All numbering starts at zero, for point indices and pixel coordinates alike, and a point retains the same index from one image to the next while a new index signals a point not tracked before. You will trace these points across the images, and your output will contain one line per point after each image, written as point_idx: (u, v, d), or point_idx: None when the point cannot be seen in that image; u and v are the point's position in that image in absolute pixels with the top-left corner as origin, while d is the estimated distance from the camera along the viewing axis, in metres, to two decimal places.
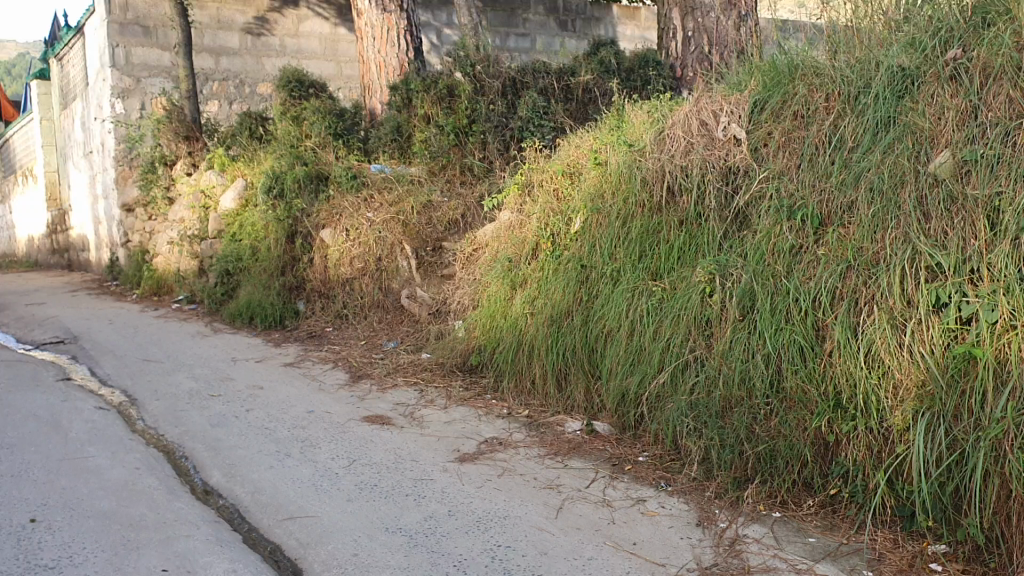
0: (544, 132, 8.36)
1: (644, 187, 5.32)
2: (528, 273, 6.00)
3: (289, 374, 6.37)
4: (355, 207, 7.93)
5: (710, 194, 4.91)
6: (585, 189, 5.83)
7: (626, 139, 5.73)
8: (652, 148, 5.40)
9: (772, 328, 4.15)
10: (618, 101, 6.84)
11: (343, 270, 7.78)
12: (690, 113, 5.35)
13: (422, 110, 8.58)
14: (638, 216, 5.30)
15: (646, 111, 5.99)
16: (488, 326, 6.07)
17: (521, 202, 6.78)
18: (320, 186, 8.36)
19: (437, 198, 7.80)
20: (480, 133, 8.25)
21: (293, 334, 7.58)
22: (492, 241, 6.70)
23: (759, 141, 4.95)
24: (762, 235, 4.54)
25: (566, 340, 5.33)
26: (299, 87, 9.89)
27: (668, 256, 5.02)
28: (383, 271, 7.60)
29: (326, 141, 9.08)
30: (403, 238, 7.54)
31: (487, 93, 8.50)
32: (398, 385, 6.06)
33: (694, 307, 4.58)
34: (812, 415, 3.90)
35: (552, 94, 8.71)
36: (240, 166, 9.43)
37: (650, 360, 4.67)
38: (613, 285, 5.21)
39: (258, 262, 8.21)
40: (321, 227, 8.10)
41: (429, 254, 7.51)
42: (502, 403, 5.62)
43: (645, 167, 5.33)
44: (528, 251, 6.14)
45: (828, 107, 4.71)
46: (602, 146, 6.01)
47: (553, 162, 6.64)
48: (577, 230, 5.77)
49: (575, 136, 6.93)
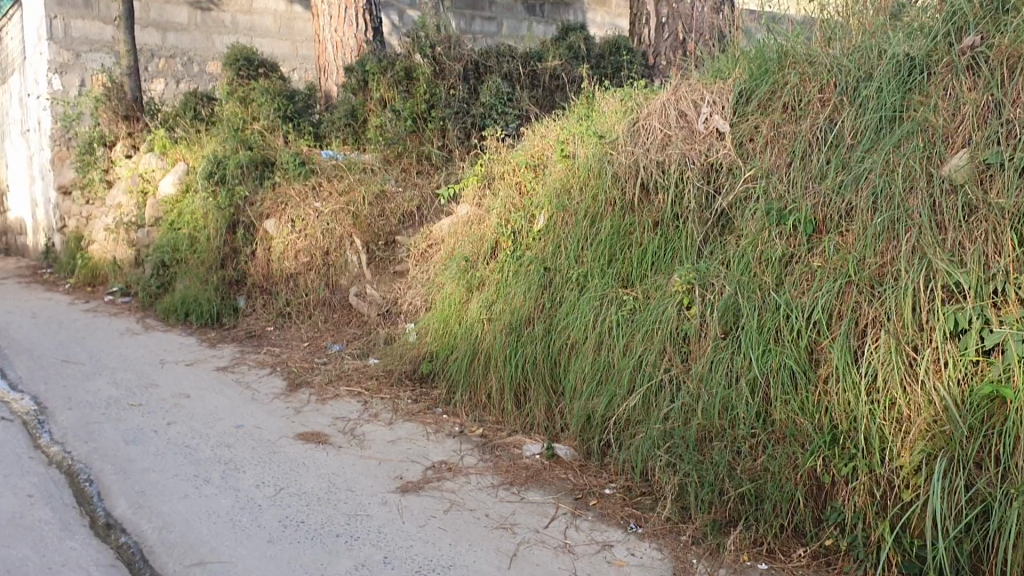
0: (507, 120, 7.78)
1: (615, 183, 4.77)
2: (486, 274, 5.45)
3: (222, 381, 5.77)
4: (302, 196, 7.36)
5: (689, 193, 4.38)
6: (551, 184, 5.28)
7: (595, 129, 5.19)
8: (623, 139, 4.86)
9: (759, 348, 3.66)
10: (588, 88, 6.30)
11: (288, 264, 7.18)
12: (667, 102, 4.81)
13: (378, 95, 7.94)
14: (608, 216, 4.73)
15: (619, 99, 5.47)
16: (441, 332, 5.51)
17: (481, 195, 6.24)
18: (266, 174, 7.76)
19: (390, 188, 7.28)
20: (439, 119, 7.67)
21: (230, 333, 6.98)
22: (448, 238, 6.17)
23: (744, 134, 4.43)
24: (748, 242, 4.04)
25: (526, 352, 4.80)
26: (247, 66, 9.24)
27: (640, 261, 4.49)
28: (331, 266, 7.03)
29: (275, 125, 8.47)
30: (353, 231, 7.00)
31: (448, 77, 7.86)
32: (340, 396, 5.49)
33: (670, 321, 4.07)
34: (805, 451, 3.42)
35: (517, 81, 8.09)
36: (182, 149, 8.79)
37: (620, 379, 4.15)
38: (579, 292, 4.68)
39: (196, 253, 7.58)
40: (265, 217, 7.49)
41: (382, 249, 6.97)
42: (453, 419, 5.08)
43: (616, 160, 4.80)
44: (487, 251, 5.58)
45: (822, 99, 4.23)
46: (569, 136, 5.47)
47: (517, 153, 6.08)
48: (540, 229, 5.23)
49: (541, 124, 6.39)
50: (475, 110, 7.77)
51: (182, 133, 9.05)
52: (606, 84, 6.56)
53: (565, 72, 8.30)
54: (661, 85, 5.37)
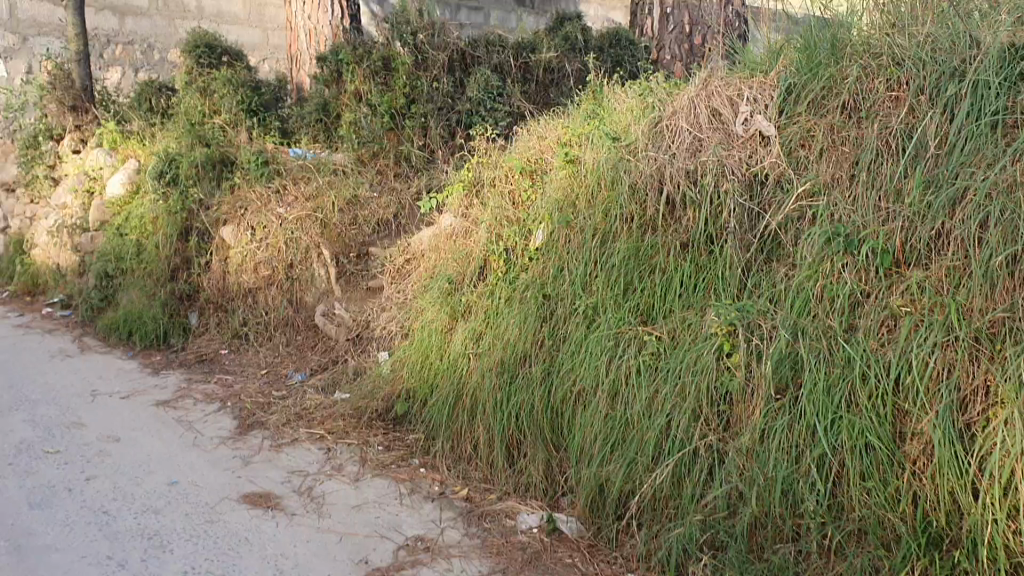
0: (496, 117, 6.89)
1: (633, 196, 3.93)
2: (473, 299, 4.60)
3: (161, 421, 4.90)
4: (264, 200, 6.51)
5: (727, 210, 3.57)
6: (552, 193, 4.44)
7: (604, 129, 4.36)
8: (642, 143, 4.03)
9: (825, 415, 2.88)
10: (594, 81, 5.44)
11: (245, 277, 6.32)
12: (695, 97, 3.96)
13: (352, 87, 7.05)
14: (623, 236, 3.90)
15: (634, 94, 4.64)
16: (419, 366, 4.65)
17: (467, 204, 5.36)
18: (225, 174, 6.88)
19: (364, 193, 6.45)
20: (419, 116, 6.82)
21: (178, 357, 6.11)
22: (428, 253, 5.33)
23: (796, 141, 3.62)
24: (805, 275, 3.25)
25: (522, 398, 3.97)
26: (207, 52, 8.31)
27: (662, 291, 3.67)
28: (295, 281, 6.17)
29: (237, 119, 7.58)
30: (321, 241, 6.17)
31: (431, 67, 6.91)
32: (297, 441, 4.63)
33: (706, 372, 3.26)
34: (893, 556, 2.67)
35: (507, 73, 7.13)
36: (133, 145, 7.88)
37: (642, 442, 3.33)
38: (588, 328, 3.84)
39: (143, 263, 6.68)
40: (222, 224, 6.63)
41: (353, 262, 6.14)
42: (432, 475, 4.23)
43: (634, 168, 3.96)
44: (474, 271, 4.74)
45: (892, 98, 3.44)
46: (575, 137, 4.63)
47: (512, 156, 5.22)
48: (538, 247, 4.41)
49: (539, 122, 5.57)
50: (460, 107, 6.91)
51: (134, 126, 8.11)
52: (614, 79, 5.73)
53: (559, 65, 7.35)
54: (685, 78, 4.52)
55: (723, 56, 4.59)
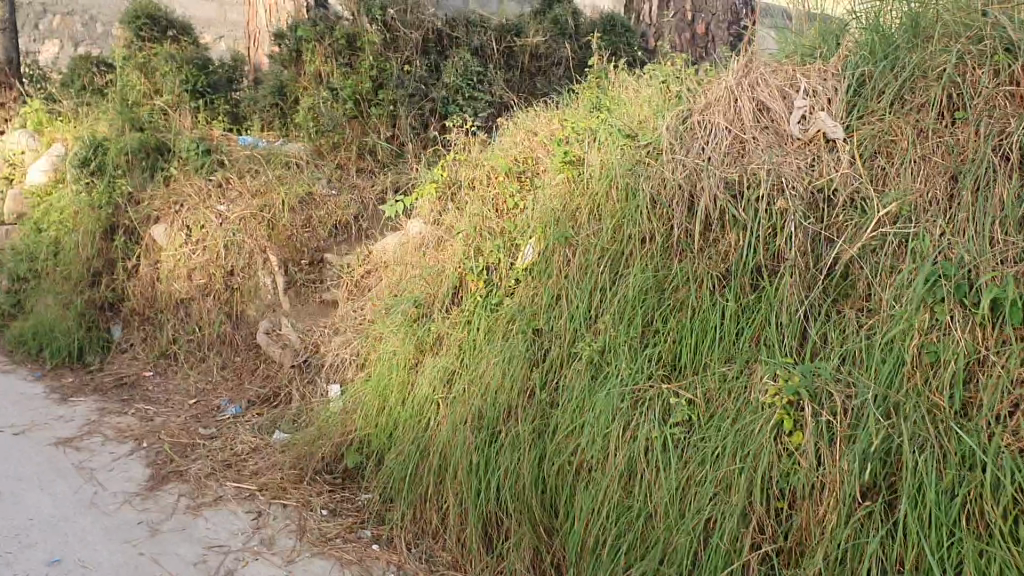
0: (475, 107, 5.99)
1: (654, 209, 3.04)
2: (443, 328, 3.72)
3: (55, 468, 3.96)
4: (202, 195, 5.61)
5: (787, 236, 2.71)
6: (546, 202, 3.57)
7: (613, 123, 3.49)
8: (666, 141, 3.12)
9: (938, 537, 2.13)
10: (597, 64, 4.54)
11: (176, 286, 5.39)
12: (736, 86, 3.08)
13: (312, 68, 6.06)
14: (640, 260, 3.01)
15: (653, 83, 3.75)
16: (375, 411, 3.74)
17: (440, 210, 4.45)
18: (159, 164, 5.94)
19: (320, 189, 5.54)
20: (389, 102, 5.88)
21: (94, 380, 5.18)
22: (392, 266, 4.45)
23: (875, 145, 2.75)
24: (893, 328, 2.41)
25: (506, 463, 3.10)
26: (150, 23, 7.20)
27: (691, 335, 2.80)
28: (234, 291, 5.29)
29: (180, 101, 6.60)
30: (267, 245, 5.26)
31: (402, 48, 5.94)
32: (222, 501, 3.73)
33: (761, 459, 2.43)
34: None
35: (490, 58, 6.22)
36: (60, 126, 6.90)
37: (673, 549, 2.52)
38: (593, 380, 2.95)
39: (59, 264, 5.72)
40: (153, 222, 5.69)
41: (305, 270, 5.25)
42: (387, 555, 3.34)
43: (659, 172, 3.06)
44: (446, 294, 3.85)
45: (1010, 95, 2.59)
46: (576, 131, 3.74)
47: (498, 154, 4.31)
48: (528, 269, 3.54)
49: (528, 114, 4.69)
50: (433, 93, 5.97)
51: (63, 105, 7.10)
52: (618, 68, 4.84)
53: (548, 51, 6.44)
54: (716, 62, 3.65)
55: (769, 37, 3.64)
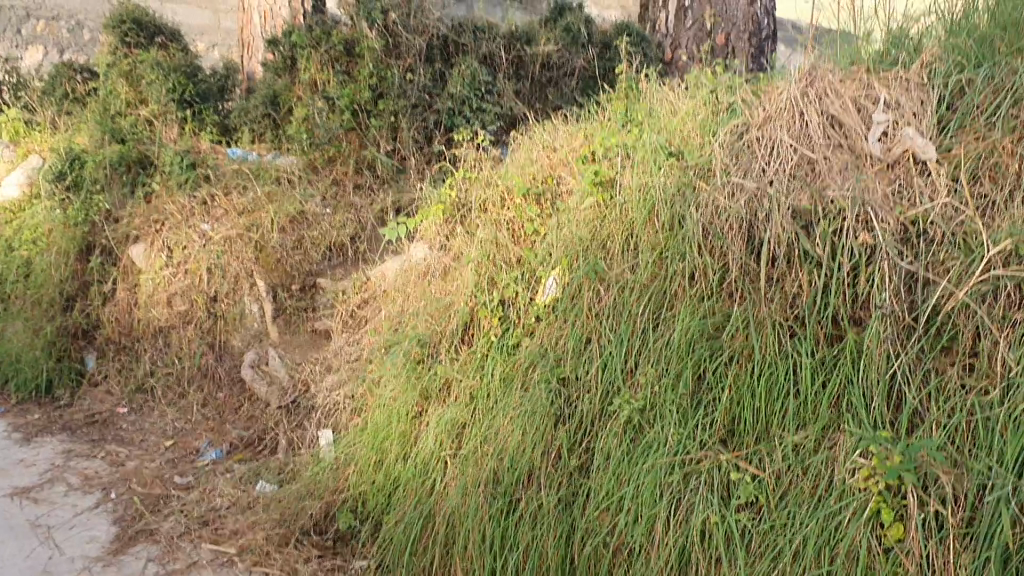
0: (483, 119, 5.48)
1: (703, 243, 2.59)
2: (450, 371, 3.25)
3: (6, 526, 3.48)
4: (186, 212, 5.15)
5: (877, 279, 2.25)
6: (571, 230, 3.11)
7: (652, 138, 3.02)
8: (718, 161, 2.69)
9: None
10: (624, 73, 4.06)
11: (156, 312, 4.92)
12: (801, 97, 2.63)
13: (306, 77, 5.53)
14: (688, 304, 2.54)
15: (695, 94, 3.27)
16: (372, 466, 3.26)
17: (449, 234, 3.98)
18: (141, 179, 5.47)
19: (313, 207, 5.07)
20: (389, 113, 5.34)
21: (63, 417, 4.70)
22: (392, 294, 3.98)
23: (979, 166, 2.27)
24: (1016, 398, 1.96)
25: (527, 539, 2.62)
26: (136, 28, 6.63)
27: (752, 395, 2.33)
28: (219, 318, 4.82)
29: (166, 110, 6.10)
30: (255, 268, 4.83)
31: (405, 56, 5.40)
32: (195, 567, 3.23)
33: (853, 559, 2.00)
34: None
35: (499, 68, 5.73)
36: (37, 137, 6.43)
37: None
38: (631, 445, 2.48)
39: (29, 287, 5.24)
40: (132, 242, 5.23)
41: (296, 296, 4.79)
42: None
43: (710, 197, 2.61)
44: (454, 331, 3.38)
45: None
46: (606, 148, 3.27)
47: (514, 172, 3.83)
48: (551, 306, 3.07)
49: (546, 129, 4.21)
50: (438, 105, 5.44)
51: (42, 115, 6.63)
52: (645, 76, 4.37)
53: (560, 61, 5.97)
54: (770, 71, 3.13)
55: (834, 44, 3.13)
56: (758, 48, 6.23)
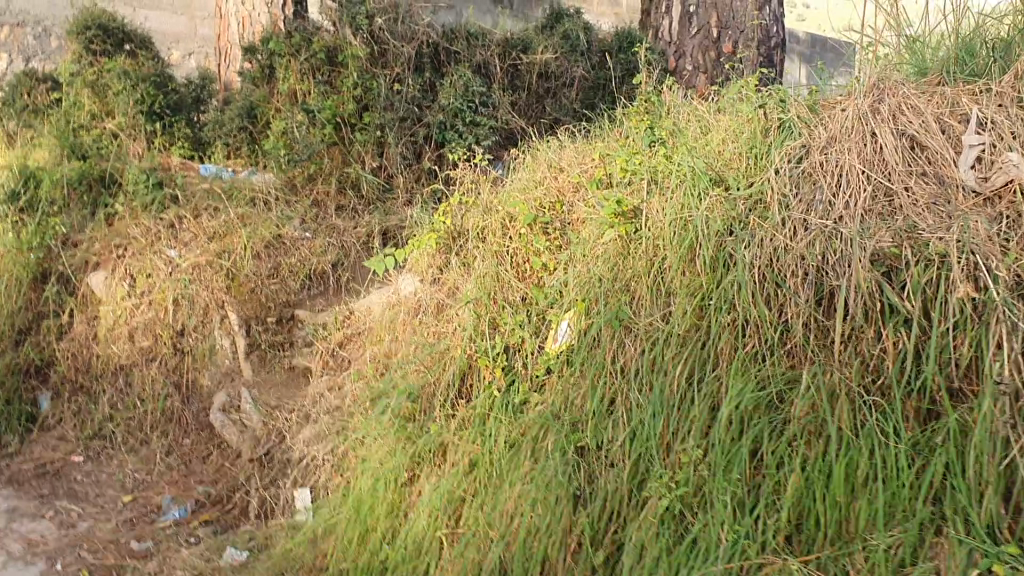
0: (477, 134, 4.99)
1: (763, 291, 2.20)
2: (447, 434, 2.77)
3: None
4: (150, 237, 4.66)
5: (994, 340, 1.87)
6: (589, 267, 2.67)
7: (689, 163, 2.59)
8: (774, 190, 2.32)
9: None
10: (643, 85, 3.60)
11: (115, 348, 4.44)
12: (871, 114, 2.29)
13: (285, 88, 5.01)
14: (744, 365, 2.16)
15: (733, 113, 2.85)
16: (354, 542, 2.76)
17: (442, 266, 3.53)
18: (102, 199, 4.97)
19: (290, 230, 4.62)
20: (376, 127, 4.87)
21: (11, 469, 4.21)
22: (380, 333, 3.52)
23: None
24: None
25: None
26: (103, 34, 5.91)
27: (823, 485, 1.94)
28: (187, 356, 4.35)
29: (135, 124, 5.58)
30: (225, 300, 4.36)
31: (392, 64, 4.94)
32: None
33: None
34: None
35: (495, 77, 5.23)
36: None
37: None
38: (673, 541, 2.04)
39: None
40: (91, 269, 4.74)
41: (271, 330, 4.34)
42: None
43: (762, 236, 2.26)
44: (450, 382, 2.91)
45: None
46: (632, 173, 2.82)
47: (519, 197, 3.34)
48: (567, 358, 2.60)
49: (554, 149, 3.75)
50: (428, 118, 4.94)
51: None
52: (663, 87, 3.91)
53: (559, 70, 5.45)
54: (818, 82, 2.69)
55: (893, 60, 2.69)
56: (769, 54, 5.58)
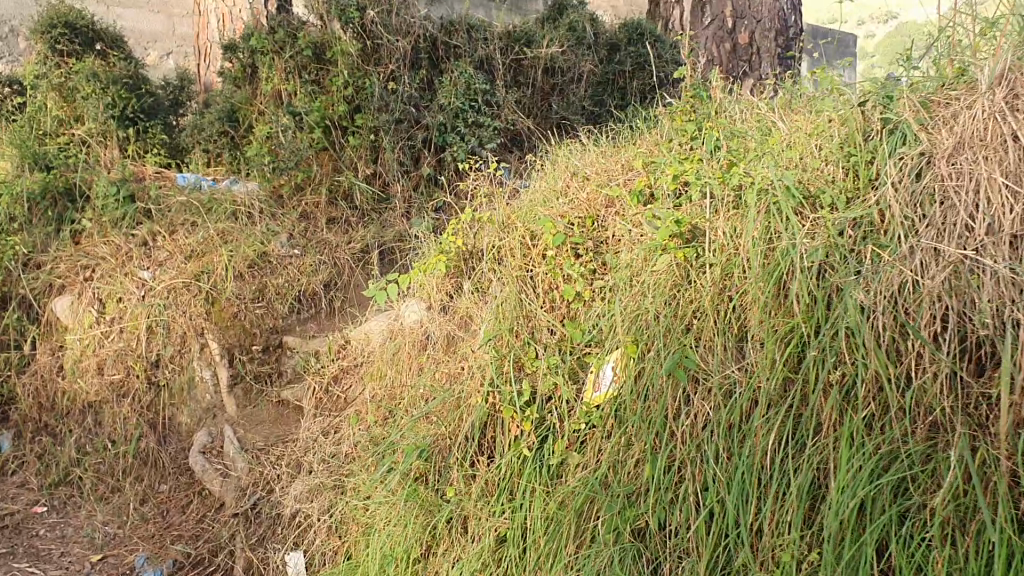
0: (480, 136, 4.53)
1: (885, 344, 1.80)
2: (470, 504, 2.30)
3: None
4: (119, 256, 4.17)
5: None
6: (643, 302, 2.22)
7: (774, 174, 2.14)
8: (892, 210, 1.92)
9: None
10: (686, 80, 3.11)
11: (84, 383, 3.97)
12: (1011, 114, 1.87)
13: (269, 88, 4.46)
14: (859, 440, 1.78)
15: (812, 121, 2.40)
16: None
17: (453, 292, 3.09)
18: (68, 215, 4.48)
19: (277, 247, 4.12)
20: (369, 130, 4.36)
21: None
22: (379, 366, 3.06)
23: None
24: None
25: None
26: (70, 33, 5.09)
27: None
28: (163, 391, 3.88)
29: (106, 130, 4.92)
30: (204, 326, 3.86)
31: (387, 62, 4.44)
32: None
33: None
34: None
35: (496, 74, 4.74)
36: None
37: None
38: None
39: None
40: (57, 294, 4.25)
41: (257, 359, 3.86)
42: None
43: (886, 267, 1.85)
44: (469, 435, 2.45)
45: None
46: (683, 191, 2.42)
47: (541, 213, 2.89)
48: (618, 417, 2.15)
49: (582, 155, 3.27)
50: (427, 119, 4.45)
51: None
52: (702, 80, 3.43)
53: (565, 66, 4.91)
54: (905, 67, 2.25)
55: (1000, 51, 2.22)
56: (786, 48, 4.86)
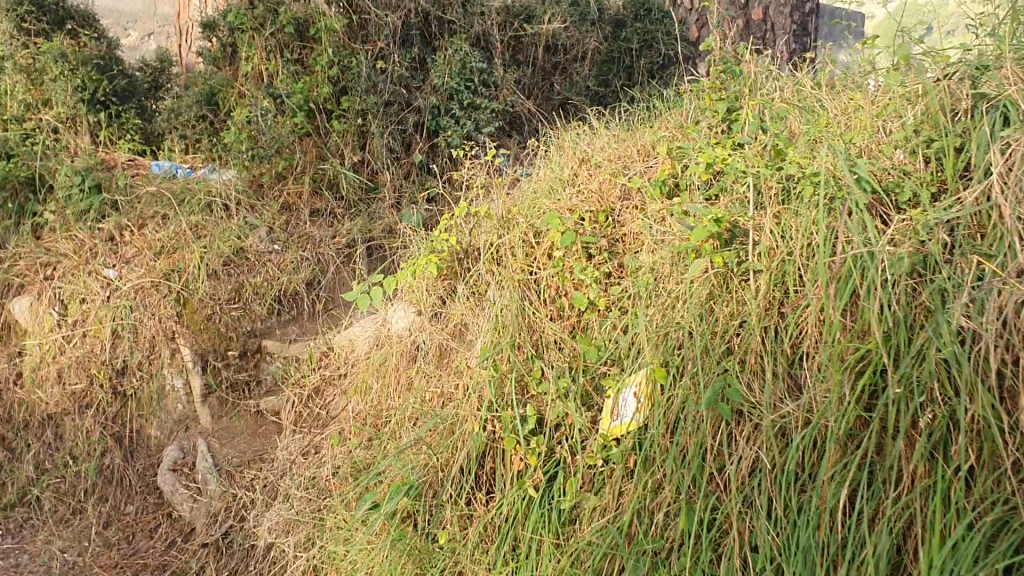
0: (477, 119, 4.00)
1: (994, 386, 1.51)
2: (466, 551, 1.99)
3: None
4: (83, 250, 3.73)
5: None
6: (686, 311, 1.88)
7: (845, 161, 1.83)
8: (1001, 213, 1.63)
9: None
10: (714, 55, 2.67)
11: (42, 394, 3.57)
12: None
13: (248, 69, 4.03)
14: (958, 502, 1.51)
15: (868, 110, 2.14)
16: None
17: (445, 296, 2.72)
18: (28, 207, 3.97)
19: (255, 243, 3.63)
20: (355, 114, 3.86)
21: None
22: (362, 374, 2.73)
23: None
24: None
25: None
26: (37, 8, 4.36)
27: None
28: (131, 403, 3.48)
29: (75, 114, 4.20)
30: (175, 329, 3.46)
31: (376, 40, 3.90)
32: None
33: None
34: None
35: (496, 50, 4.12)
36: None
37: None
38: None
39: None
40: (16, 295, 3.83)
41: (234, 368, 3.45)
42: None
43: (998, 286, 1.56)
44: (464, 466, 2.11)
45: None
46: (715, 182, 2.12)
47: (546, 207, 2.53)
48: (647, 458, 1.81)
49: (595, 144, 2.86)
50: (420, 101, 3.92)
51: None
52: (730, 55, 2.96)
53: (569, 42, 4.28)
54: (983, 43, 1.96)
55: None
56: (803, 26, 4.26)
